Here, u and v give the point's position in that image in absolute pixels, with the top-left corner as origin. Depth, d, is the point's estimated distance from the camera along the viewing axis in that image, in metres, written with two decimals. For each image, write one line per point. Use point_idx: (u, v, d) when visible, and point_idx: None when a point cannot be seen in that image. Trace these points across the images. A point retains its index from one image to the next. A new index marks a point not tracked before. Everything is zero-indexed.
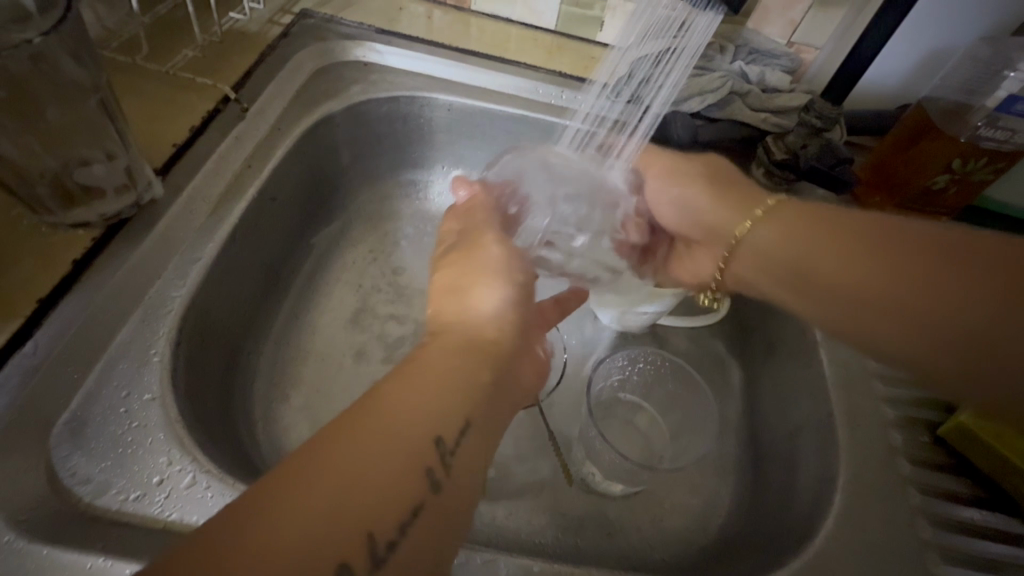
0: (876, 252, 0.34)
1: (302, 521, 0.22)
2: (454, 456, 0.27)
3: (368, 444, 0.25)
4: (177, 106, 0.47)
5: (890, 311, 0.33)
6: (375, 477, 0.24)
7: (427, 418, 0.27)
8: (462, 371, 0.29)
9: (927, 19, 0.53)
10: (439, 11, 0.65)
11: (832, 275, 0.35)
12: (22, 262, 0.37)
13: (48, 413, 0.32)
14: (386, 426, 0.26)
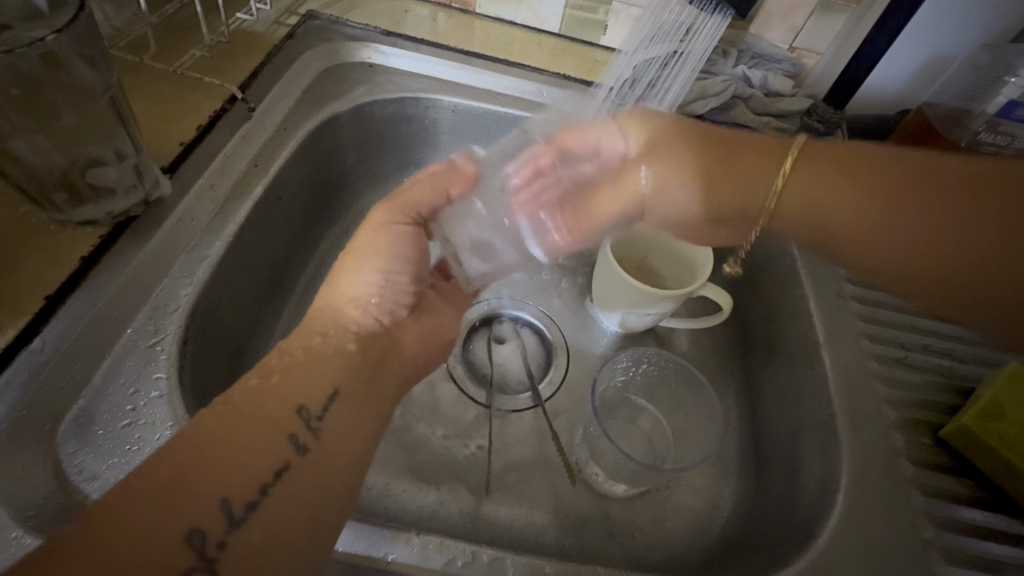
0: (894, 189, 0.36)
1: (158, 488, 0.24)
2: (319, 424, 0.29)
3: (233, 420, 0.27)
4: (184, 106, 0.48)
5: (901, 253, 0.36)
6: (232, 449, 0.26)
7: (288, 394, 0.29)
8: (333, 354, 0.32)
9: (927, 26, 0.54)
10: (444, 14, 0.65)
11: (846, 220, 0.37)
12: (30, 259, 0.37)
13: (56, 409, 0.32)
14: (248, 406, 0.28)
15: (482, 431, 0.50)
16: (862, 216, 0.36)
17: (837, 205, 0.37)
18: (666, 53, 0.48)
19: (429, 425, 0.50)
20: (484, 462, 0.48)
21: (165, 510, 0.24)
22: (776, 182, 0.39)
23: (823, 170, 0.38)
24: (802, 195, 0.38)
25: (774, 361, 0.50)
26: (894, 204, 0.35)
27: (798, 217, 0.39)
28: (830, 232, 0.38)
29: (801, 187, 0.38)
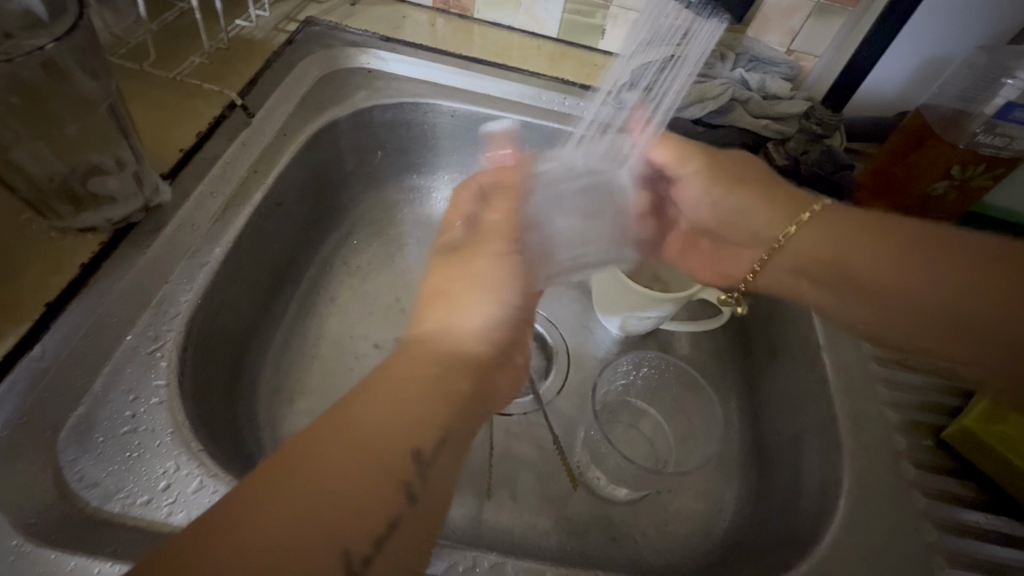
0: (916, 254, 0.40)
1: (274, 510, 0.23)
2: (430, 470, 0.28)
3: (349, 454, 0.26)
4: (184, 113, 0.48)
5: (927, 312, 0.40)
6: (345, 485, 0.25)
7: (398, 429, 0.27)
8: (438, 385, 0.30)
9: (923, 29, 0.54)
10: (442, 19, 0.66)
11: (863, 277, 0.42)
12: (31, 266, 0.37)
13: (55, 417, 0.32)
14: (357, 439, 0.26)
15: (484, 435, 0.50)
16: (863, 266, 0.42)
17: (843, 254, 0.43)
18: (664, 57, 0.48)
19: None
20: (486, 467, 0.48)
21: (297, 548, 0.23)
22: (791, 225, 0.44)
23: (837, 223, 0.43)
24: (811, 240, 0.44)
25: (775, 364, 0.50)
26: (894, 263, 0.41)
27: (807, 259, 0.45)
28: (834, 273, 0.44)
29: (815, 234, 0.44)
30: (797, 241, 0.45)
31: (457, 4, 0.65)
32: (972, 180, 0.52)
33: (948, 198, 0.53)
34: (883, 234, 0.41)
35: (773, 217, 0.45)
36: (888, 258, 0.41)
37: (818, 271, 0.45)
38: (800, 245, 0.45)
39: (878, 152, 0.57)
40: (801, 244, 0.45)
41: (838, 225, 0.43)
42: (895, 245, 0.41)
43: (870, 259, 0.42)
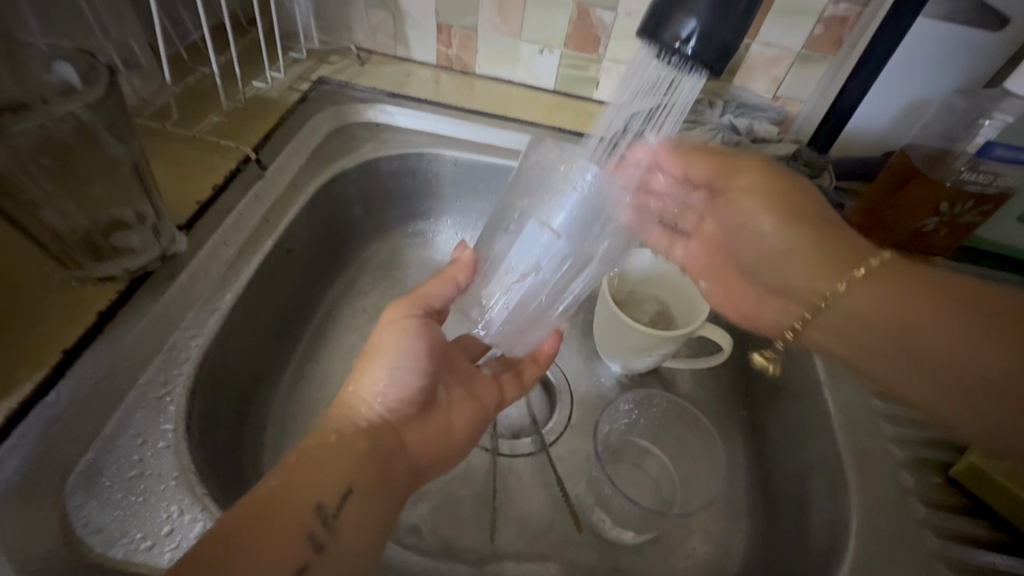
0: (968, 320, 0.31)
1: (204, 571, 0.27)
2: (336, 518, 0.32)
3: (275, 517, 0.30)
4: (202, 167, 0.51)
5: (953, 378, 0.32)
6: (266, 548, 0.29)
7: (312, 490, 0.32)
8: (348, 452, 0.35)
9: (902, 75, 0.56)
10: (445, 75, 0.70)
11: (956, 352, 0.31)
12: (50, 314, 0.38)
13: (65, 463, 0.33)
14: (279, 506, 0.31)
15: (487, 478, 0.50)
16: (923, 334, 0.33)
17: (912, 317, 0.33)
18: None
19: None
20: (490, 512, 0.48)
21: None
22: (841, 282, 0.37)
23: (897, 282, 0.35)
24: (863, 303, 0.36)
25: (777, 401, 0.50)
26: (972, 339, 0.31)
27: (854, 325, 0.37)
28: (896, 343, 0.34)
29: (865, 298, 0.36)
30: (845, 301, 0.37)
31: (459, 61, 0.70)
32: (962, 216, 0.53)
33: (940, 234, 0.54)
34: (960, 297, 0.32)
35: (829, 267, 0.39)
36: (958, 327, 0.31)
37: (861, 342, 0.37)
38: (852, 302, 0.37)
39: (868, 190, 0.57)
40: (853, 301, 0.37)
41: (895, 282, 0.35)
42: (953, 304, 0.32)
43: (942, 326, 0.32)
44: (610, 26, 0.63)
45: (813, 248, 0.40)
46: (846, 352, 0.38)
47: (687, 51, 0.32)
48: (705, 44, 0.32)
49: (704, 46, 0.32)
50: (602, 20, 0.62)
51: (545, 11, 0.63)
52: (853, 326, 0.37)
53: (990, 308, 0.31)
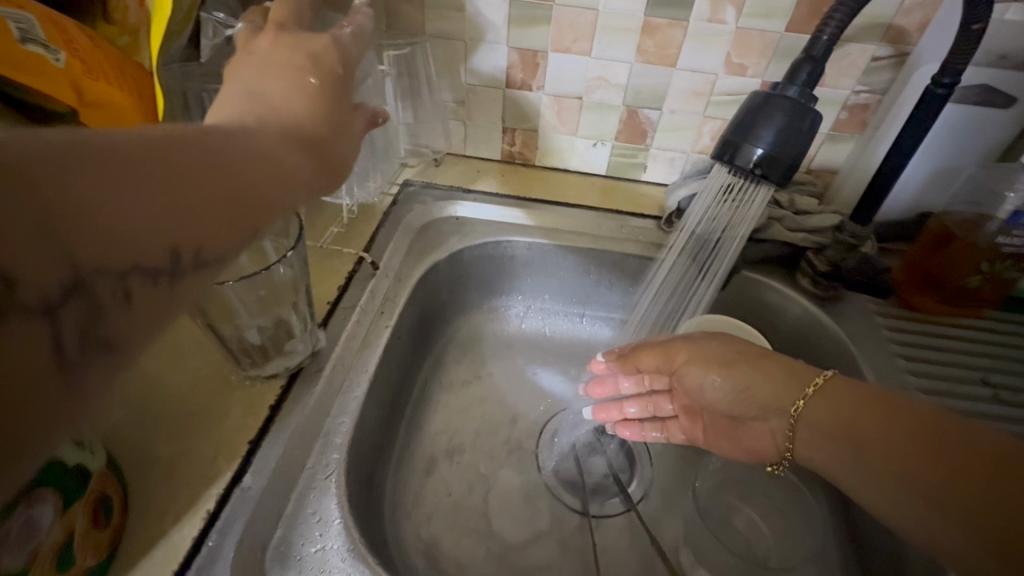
0: (905, 435, 0.36)
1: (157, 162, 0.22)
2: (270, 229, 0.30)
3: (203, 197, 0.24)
4: (327, 271, 0.60)
5: (893, 483, 0.36)
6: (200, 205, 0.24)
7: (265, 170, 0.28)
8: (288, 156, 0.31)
9: (925, 152, 0.64)
10: (509, 169, 0.80)
11: (892, 461, 0.36)
12: (234, 409, 0.46)
13: (262, 538, 0.39)
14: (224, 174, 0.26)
15: (585, 537, 0.55)
16: (872, 445, 0.37)
17: (857, 430, 0.39)
18: (720, 185, 0.51)
19: (538, 538, 0.55)
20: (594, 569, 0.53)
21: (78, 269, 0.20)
22: (798, 399, 0.42)
23: (847, 399, 0.40)
24: (823, 416, 0.41)
25: None
26: (908, 451, 0.36)
27: (822, 436, 0.41)
28: (854, 451, 0.39)
29: (824, 412, 0.41)
30: (808, 415, 0.42)
31: (521, 156, 0.79)
32: (1003, 273, 0.58)
33: (984, 289, 0.60)
34: (897, 415, 0.37)
35: (780, 391, 0.43)
36: (897, 439, 0.36)
37: (829, 451, 0.41)
38: (811, 416, 0.42)
39: (910, 252, 0.64)
40: (811, 414, 0.42)
41: (845, 398, 0.40)
42: (885, 420, 0.37)
43: (883, 440, 0.37)
44: (656, 122, 0.72)
45: (735, 370, 0.46)
46: (819, 461, 0.42)
47: (758, 172, 0.40)
48: (773, 165, 0.39)
49: (773, 168, 0.39)
50: (649, 118, 0.72)
51: (597, 113, 0.73)
52: (816, 437, 0.41)
53: (920, 425, 0.36)
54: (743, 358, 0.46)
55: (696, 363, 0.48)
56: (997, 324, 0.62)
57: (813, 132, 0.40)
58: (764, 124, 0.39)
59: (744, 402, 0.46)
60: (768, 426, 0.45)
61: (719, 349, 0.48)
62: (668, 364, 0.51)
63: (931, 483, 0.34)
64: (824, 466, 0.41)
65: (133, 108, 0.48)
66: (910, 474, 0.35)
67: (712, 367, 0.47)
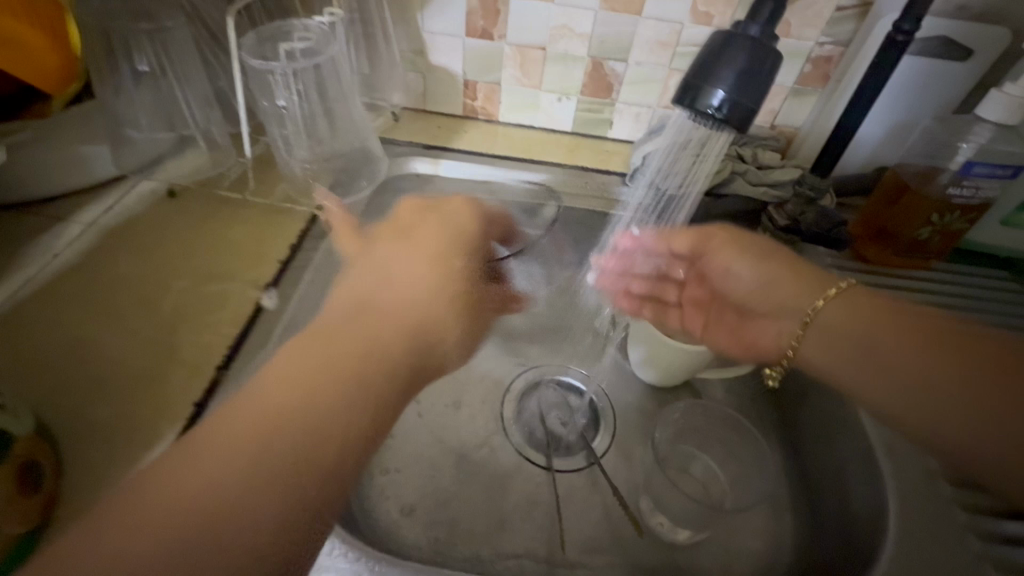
0: (935, 336, 0.38)
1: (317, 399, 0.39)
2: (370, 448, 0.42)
3: (277, 439, 0.37)
4: (278, 230, 0.56)
5: (913, 386, 0.37)
6: (297, 441, 0.37)
7: (345, 411, 0.40)
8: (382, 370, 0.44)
9: (885, 104, 0.64)
10: (472, 124, 0.77)
11: (917, 360, 0.37)
12: (177, 373, 0.44)
13: None
14: (310, 394, 0.40)
15: (548, 491, 0.56)
16: (892, 353, 0.38)
17: (879, 334, 0.39)
18: (681, 146, 0.50)
19: (501, 492, 0.55)
20: (556, 521, 0.54)
21: (271, 442, 0.37)
22: (819, 300, 0.43)
23: (868, 301, 0.41)
24: (839, 322, 0.41)
25: (805, 401, 0.57)
26: (924, 352, 0.37)
27: (840, 342, 0.41)
28: (869, 354, 0.40)
29: (844, 319, 0.41)
30: (823, 321, 0.42)
31: (484, 111, 0.76)
32: (951, 225, 0.59)
33: (933, 241, 0.61)
34: (918, 318, 0.39)
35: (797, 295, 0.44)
36: (911, 343, 0.38)
37: (845, 362, 0.41)
38: (828, 318, 0.42)
39: (866, 206, 0.65)
40: (828, 316, 0.42)
41: (866, 301, 0.41)
42: (913, 324, 0.39)
43: (909, 342, 0.38)
44: (623, 75, 0.70)
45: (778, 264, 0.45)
46: (826, 366, 0.43)
47: (719, 116, 0.38)
48: (734, 109, 0.38)
49: (734, 112, 0.38)
50: (615, 70, 0.69)
51: (562, 64, 0.70)
52: (829, 340, 0.42)
53: (942, 327, 0.38)
54: (775, 254, 0.46)
55: (735, 254, 0.48)
56: (945, 275, 0.64)
57: (774, 74, 0.39)
58: (725, 67, 0.38)
59: (762, 295, 0.46)
60: (775, 326, 0.46)
61: (760, 240, 0.47)
62: (699, 251, 0.50)
63: (957, 385, 0.36)
64: (826, 368, 0.43)
65: (49, 50, 0.46)
66: (930, 379, 0.37)
67: (744, 258, 0.47)
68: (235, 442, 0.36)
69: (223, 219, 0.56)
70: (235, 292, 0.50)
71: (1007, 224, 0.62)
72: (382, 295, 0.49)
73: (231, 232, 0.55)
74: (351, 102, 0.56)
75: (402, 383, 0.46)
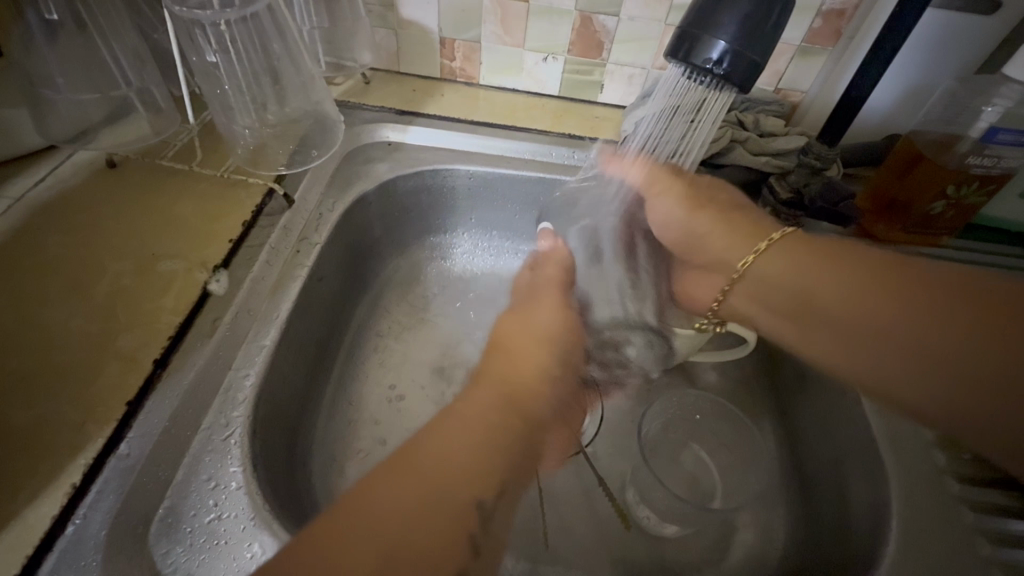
0: (865, 281, 0.38)
1: (416, 484, 0.30)
2: (493, 515, 0.31)
3: (411, 499, 0.30)
4: (228, 205, 0.51)
5: (869, 339, 0.37)
6: (432, 516, 0.30)
7: (483, 471, 0.32)
8: (507, 428, 0.34)
9: (902, 64, 0.58)
10: (451, 88, 0.70)
11: (829, 304, 0.39)
12: (109, 366, 0.39)
13: (143, 511, 0.34)
14: (444, 472, 0.31)
15: None
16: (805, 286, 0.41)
17: (804, 280, 0.41)
18: (671, 106, 0.44)
19: None
20: (538, 517, 0.51)
21: (401, 549, 0.28)
22: (748, 255, 0.45)
23: (793, 256, 0.42)
24: (768, 270, 0.44)
25: (805, 389, 0.53)
26: (849, 293, 0.38)
27: (771, 288, 0.44)
28: (803, 304, 0.41)
29: (769, 266, 0.43)
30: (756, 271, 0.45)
31: (463, 73, 0.70)
32: (968, 198, 0.54)
33: (946, 216, 0.56)
34: (846, 262, 0.40)
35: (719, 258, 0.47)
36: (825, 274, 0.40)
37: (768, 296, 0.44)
38: (757, 272, 0.44)
39: (875, 176, 0.60)
40: (758, 270, 0.44)
41: (792, 254, 0.42)
42: (858, 278, 0.38)
43: (827, 286, 0.40)
44: (614, 31, 0.63)
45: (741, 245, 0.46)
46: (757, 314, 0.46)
47: (720, 71, 0.33)
48: (736, 64, 0.33)
49: (736, 65, 0.33)
50: (606, 26, 0.63)
51: (547, 20, 0.63)
52: (759, 292, 0.45)
53: (873, 265, 0.39)
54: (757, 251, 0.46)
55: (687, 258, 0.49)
56: (956, 252, 0.59)
57: (782, 21, 0.33)
58: (727, 10, 0.32)
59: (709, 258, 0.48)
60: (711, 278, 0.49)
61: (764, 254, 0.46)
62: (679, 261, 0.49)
63: (901, 329, 0.36)
64: (765, 320, 0.46)
65: None
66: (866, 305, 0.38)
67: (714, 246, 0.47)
68: (438, 490, 0.30)
69: (168, 194, 0.51)
70: (179, 273, 0.45)
71: None
72: (513, 363, 0.38)
73: (176, 208, 0.50)
74: (294, 63, 0.52)
75: (529, 441, 0.35)
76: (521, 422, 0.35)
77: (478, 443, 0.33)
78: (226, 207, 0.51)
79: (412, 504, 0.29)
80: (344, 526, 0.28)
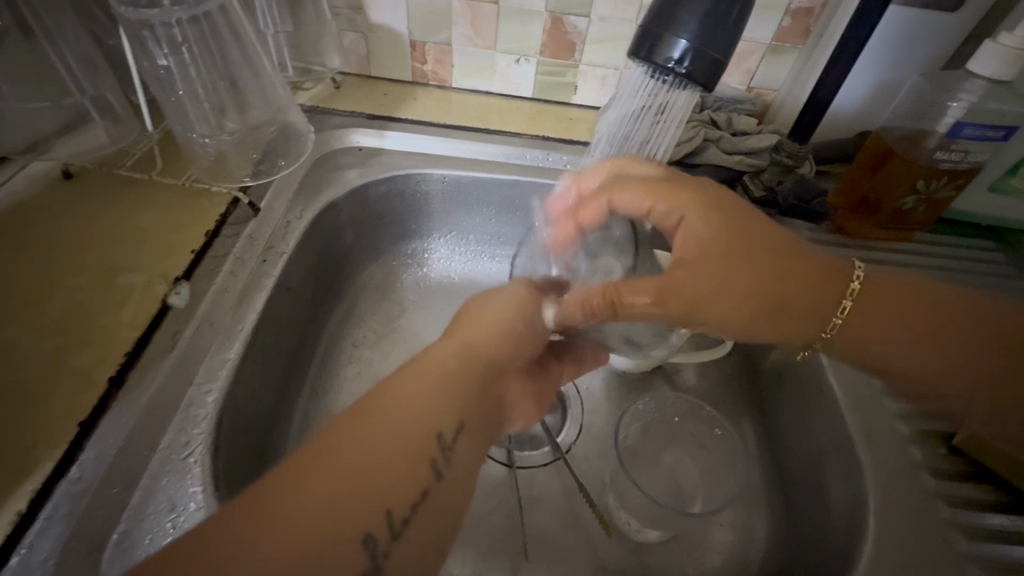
0: (969, 344, 0.39)
1: (347, 434, 0.29)
2: (453, 449, 0.31)
3: (340, 447, 0.28)
4: (190, 214, 0.49)
5: (1003, 405, 0.38)
6: (370, 461, 0.29)
7: (428, 418, 0.31)
8: (457, 375, 0.33)
9: (870, 61, 0.59)
10: (423, 92, 0.69)
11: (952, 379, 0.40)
12: (61, 385, 0.38)
13: (96, 537, 0.32)
14: (372, 420, 0.30)
15: (510, 492, 0.51)
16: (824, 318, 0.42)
17: (913, 351, 0.40)
18: (639, 106, 0.43)
19: None
20: (517, 525, 0.50)
21: (354, 489, 0.28)
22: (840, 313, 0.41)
23: (882, 305, 0.40)
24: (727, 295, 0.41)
25: (782, 388, 0.53)
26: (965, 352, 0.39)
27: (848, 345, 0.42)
28: (893, 368, 0.41)
29: (862, 323, 0.41)
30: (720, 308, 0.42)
31: (435, 76, 0.69)
32: (937, 192, 0.55)
33: (918, 211, 0.56)
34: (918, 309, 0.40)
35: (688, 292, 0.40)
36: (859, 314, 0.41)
37: (861, 359, 0.42)
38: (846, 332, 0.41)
39: (847, 172, 0.60)
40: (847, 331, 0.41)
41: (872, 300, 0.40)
42: (950, 339, 0.39)
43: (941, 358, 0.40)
44: (585, 32, 0.63)
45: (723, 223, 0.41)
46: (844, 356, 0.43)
47: (681, 71, 0.33)
48: (697, 62, 0.32)
49: (698, 64, 0.33)
50: (577, 27, 0.62)
51: (517, 22, 0.63)
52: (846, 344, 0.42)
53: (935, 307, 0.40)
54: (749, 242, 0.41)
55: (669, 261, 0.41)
56: (929, 247, 0.60)
57: (743, 20, 0.33)
58: (687, 8, 0.32)
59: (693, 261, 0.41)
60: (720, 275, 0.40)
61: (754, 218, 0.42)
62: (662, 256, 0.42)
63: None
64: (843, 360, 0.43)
65: None
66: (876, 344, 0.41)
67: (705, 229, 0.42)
68: (378, 436, 0.29)
69: (126, 205, 0.49)
70: (138, 285, 0.44)
71: (995, 190, 0.58)
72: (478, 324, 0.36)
73: (135, 218, 0.48)
74: (257, 67, 0.51)
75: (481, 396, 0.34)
76: (481, 368, 0.34)
77: (417, 395, 0.31)
78: (188, 218, 0.49)
79: (341, 460, 0.28)
80: (256, 490, 0.27)
